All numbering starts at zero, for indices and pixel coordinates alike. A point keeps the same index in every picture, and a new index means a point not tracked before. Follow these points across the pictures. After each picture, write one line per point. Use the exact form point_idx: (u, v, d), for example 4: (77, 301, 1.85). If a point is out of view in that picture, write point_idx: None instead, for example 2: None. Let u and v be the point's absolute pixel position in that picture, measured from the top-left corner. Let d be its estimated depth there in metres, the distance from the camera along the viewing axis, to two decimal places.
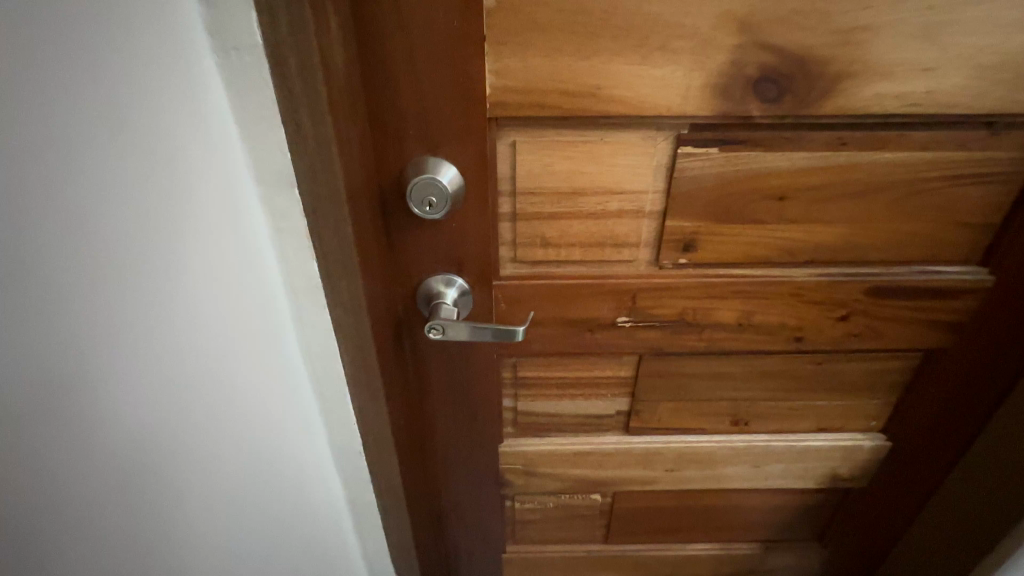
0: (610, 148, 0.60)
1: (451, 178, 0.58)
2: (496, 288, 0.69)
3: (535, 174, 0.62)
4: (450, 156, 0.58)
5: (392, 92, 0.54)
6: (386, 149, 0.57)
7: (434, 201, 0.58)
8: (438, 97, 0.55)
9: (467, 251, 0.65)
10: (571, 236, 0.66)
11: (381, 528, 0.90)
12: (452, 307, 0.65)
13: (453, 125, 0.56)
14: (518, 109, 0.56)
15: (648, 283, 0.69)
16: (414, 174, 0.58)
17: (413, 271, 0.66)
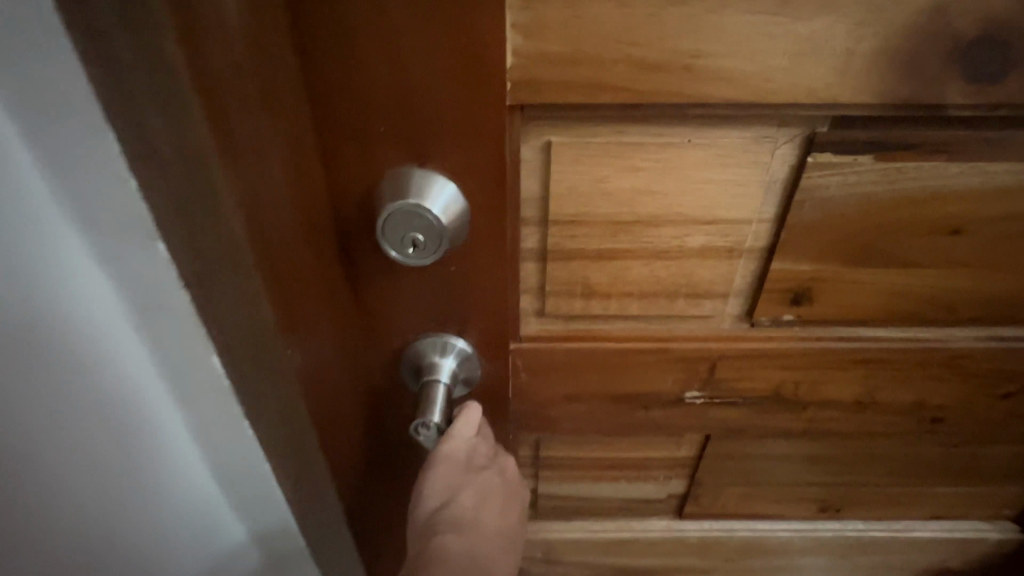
0: (702, 154, 0.38)
1: (447, 202, 0.36)
2: (514, 351, 0.48)
3: (579, 193, 0.40)
4: (446, 169, 0.36)
5: (340, 63, 0.32)
6: (342, 156, 0.35)
7: (419, 240, 0.37)
8: (421, 68, 0.32)
9: (472, 302, 0.43)
10: (628, 283, 0.45)
11: None
12: (445, 387, 0.45)
13: (448, 116, 0.34)
14: (560, 89, 0.34)
15: (733, 348, 0.48)
16: (385, 197, 0.36)
17: (393, 334, 0.44)
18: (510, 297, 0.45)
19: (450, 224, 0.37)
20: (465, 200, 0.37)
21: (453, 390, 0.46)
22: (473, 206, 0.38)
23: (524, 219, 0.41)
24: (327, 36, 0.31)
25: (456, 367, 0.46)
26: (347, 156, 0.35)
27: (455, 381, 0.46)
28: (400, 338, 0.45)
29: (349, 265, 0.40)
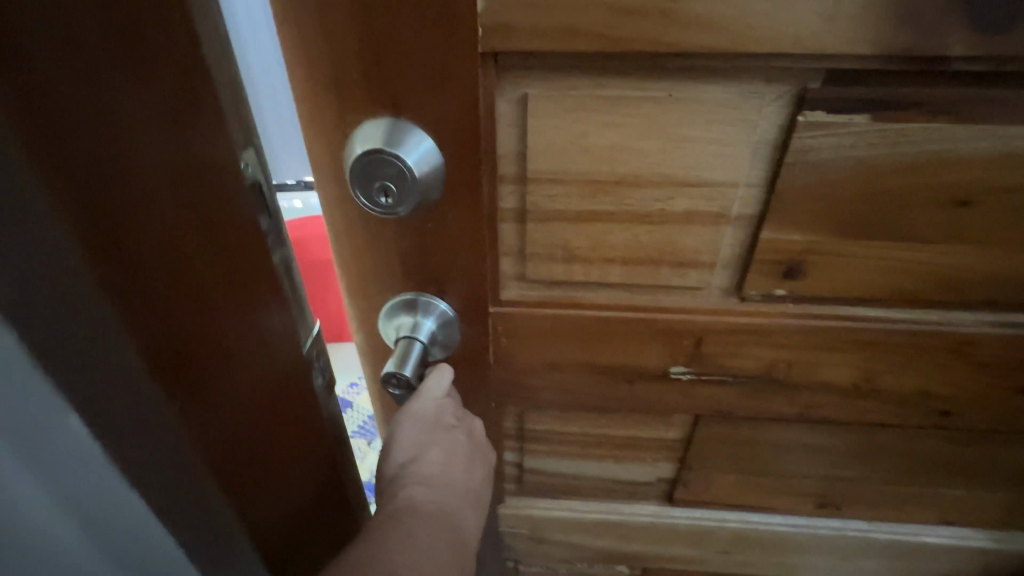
0: (685, 111, 0.36)
1: (417, 151, 0.36)
2: (493, 315, 0.48)
3: (558, 150, 0.39)
4: (418, 118, 0.36)
5: (316, 11, 0.33)
6: (323, 107, 0.37)
7: (390, 189, 0.37)
8: (392, 17, 0.32)
9: (450, 261, 0.43)
10: (609, 248, 0.44)
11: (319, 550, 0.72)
12: (419, 345, 0.45)
13: (419, 68, 0.34)
14: (533, 36, 0.33)
15: (720, 322, 0.47)
16: (359, 144, 0.36)
17: (377, 288, 0.46)
18: (489, 258, 0.44)
19: (420, 176, 0.37)
20: (438, 154, 0.37)
21: (429, 350, 0.47)
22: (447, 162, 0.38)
23: (502, 177, 0.41)
24: None
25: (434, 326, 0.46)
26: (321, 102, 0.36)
27: (431, 341, 0.47)
28: (382, 293, 0.46)
29: (336, 217, 0.42)
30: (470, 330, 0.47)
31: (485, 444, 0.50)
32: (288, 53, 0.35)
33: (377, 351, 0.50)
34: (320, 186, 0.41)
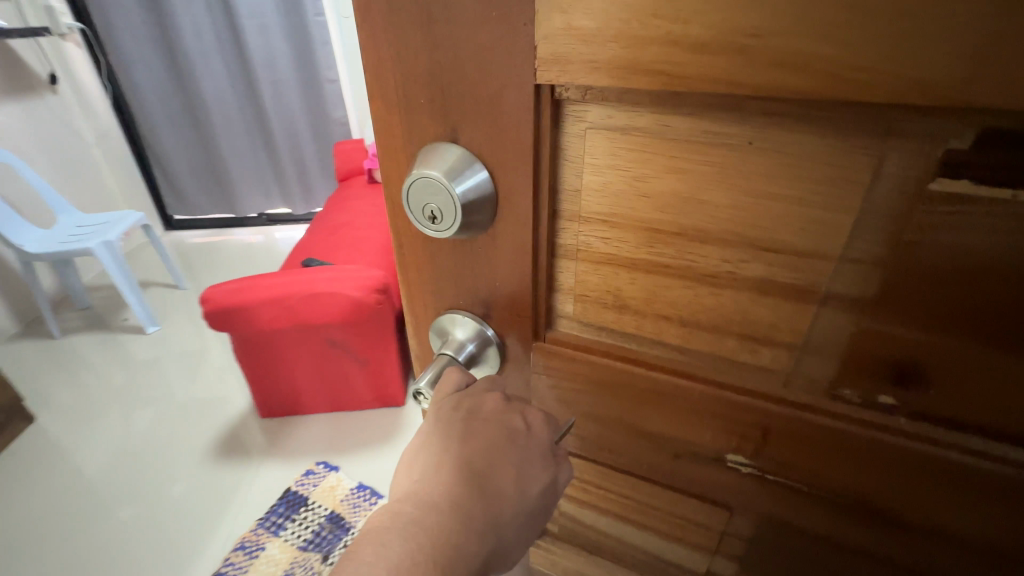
0: (772, 161, 0.30)
1: (466, 181, 0.36)
2: (535, 348, 0.45)
3: (614, 191, 0.36)
4: (472, 147, 0.36)
5: (393, 43, 0.35)
6: (395, 130, 0.39)
7: (437, 212, 0.38)
8: (457, 46, 0.33)
9: (496, 285, 0.43)
10: (664, 304, 0.38)
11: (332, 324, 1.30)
12: (452, 361, 0.46)
13: (481, 95, 0.34)
14: (592, 69, 0.31)
15: (794, 418, 0.38)
16: (417, 166, 0.37)
17: (427, 301, 0.47)
18: (533, 291, 0.42)
19: (468, 202, 0.37)
20: (488, 181, 0.37)
21: (465, 367, 0.47)
22: (497, 190, 0.37)
23: (556, 211, 0.38)
24: (382, 14, 0.34)
25: (472, 346, 0.46)
26: (397, 125, 0.38)
27: (468, 359, 0.47)
28: (430, 304, 0.47)
29: (398, 230, 0.45)
30: (509, 352, 0.47)
31: (504, 416, 0.44)
32: (369, 76, 0.38)
33: (428, 355, 0.52)
34: (387, 199, 0.43)
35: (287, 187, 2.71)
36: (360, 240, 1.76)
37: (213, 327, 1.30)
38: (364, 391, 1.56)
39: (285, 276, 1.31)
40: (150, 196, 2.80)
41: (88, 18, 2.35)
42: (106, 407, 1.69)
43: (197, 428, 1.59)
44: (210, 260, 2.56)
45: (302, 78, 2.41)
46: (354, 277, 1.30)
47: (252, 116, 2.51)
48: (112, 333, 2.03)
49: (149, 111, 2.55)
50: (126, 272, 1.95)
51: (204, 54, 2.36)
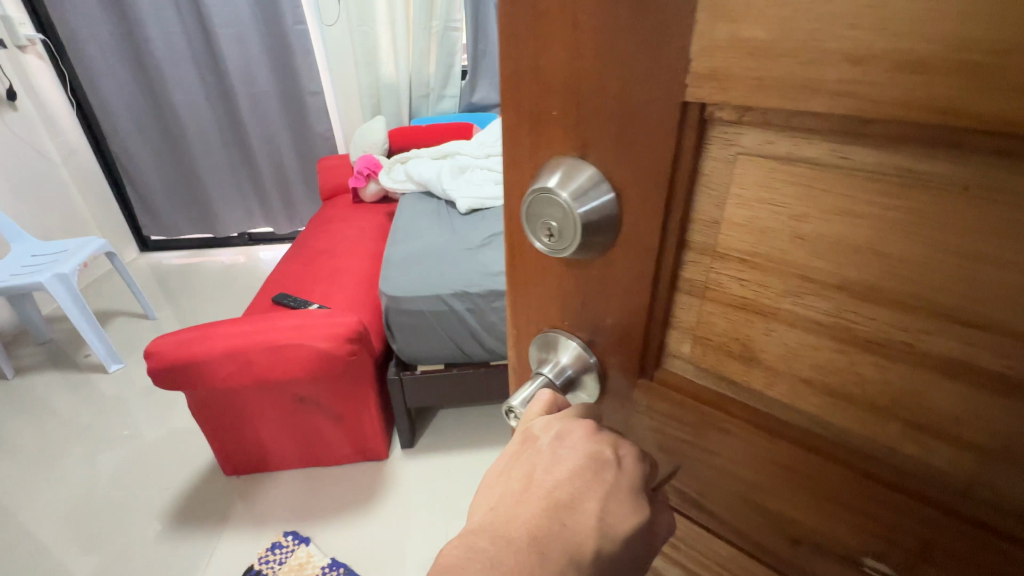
0: (996, 212, 0.23)
1: (591, 203, 0.33)
2: (639, 385, 0.42)
3: (759, 230, 0.31)
4: (602, 168, 0.33)
5: (530, 51, 0.33)
6: (523, 139, 0.37)
7: (555, 227, 0.35)
8: (597, 56, 0.30)
9: (607, 314, 0.39)
10: (807, 367, 0.32)
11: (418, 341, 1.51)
12: (545, 381, 0.44)
13: (619, 111, 0.31)
14: (756, 87, 0.27)
15: (971, 541, 0.30)
16: (541, 178, 0.35)
17: (529, 317, 0.46)
18: (647, 324, 0.38)
19: (592, 224, 0.34)
20: (613, 202, 0.33)
21: (561, 391, 0.45)
22: (622, 213, 0.34)
23: (685, 242, 0.34)
24: (525, 30, 0.33)
25: (572, 370, 0.44)
26: (524, 143, 0.37)
27: (565, 384, 0.44)
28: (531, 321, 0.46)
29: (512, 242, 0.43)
30: (610, 384, 0.43)
31: (586, 440, 0.40)
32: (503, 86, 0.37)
33: (525, 368, 0.51)
34: (505, 212, 0.43)
35: (269, 207, 3.30)
36: (335, 279, 1.85)
37: (168, 385, 1.29)
38: (337, 438, 1.60)
39: (244, 326, 1.31)
40: (122, 212, 3.35)
41: (51, 33, 2.79)
42: (71, 448, 1.98)
43: (158, 482, 1.80)
44: (188, 282, 3.21)
45: (280, 89, 2.91)
46: (322, 326, 1.30)
47: (228, 126, 3.02)
48: (75, 372, 2.35)
49: (121, 129, 3.01)
50: (83, 306, 2.13)
51: (178, 71, 2.82)
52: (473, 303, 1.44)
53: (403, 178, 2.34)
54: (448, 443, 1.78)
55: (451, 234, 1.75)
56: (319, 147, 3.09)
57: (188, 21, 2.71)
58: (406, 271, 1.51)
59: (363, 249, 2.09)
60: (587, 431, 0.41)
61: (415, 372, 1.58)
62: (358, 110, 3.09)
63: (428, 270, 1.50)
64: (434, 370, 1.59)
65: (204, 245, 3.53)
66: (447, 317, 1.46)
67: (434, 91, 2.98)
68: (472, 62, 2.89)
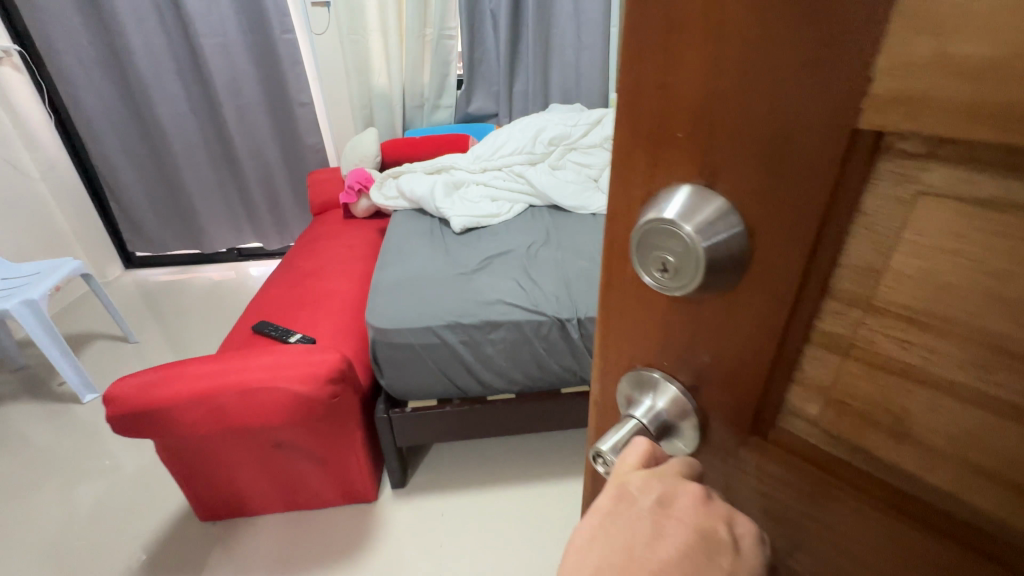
0: None
1: (720, 237, 0.28)
2: (748, 444, 0.36)
3: (938, 286, 0.25)
4: (737, 202, 0.28)
5: (658, 56, 0.28)
6: (636, 155, 0.32)
7: (672, 260, 0.29)
8: (746, 66, 0.25)
9: (718, 361, 0.34)
10: (982, 451, 0.27)
11: (406, 375, 1.48)
12: (635, 427, 0.38)
13: (767, 134, 0.26)
14: (961, 118, 0.21)
15: None
16: (654, 204, 0.30)
17: (619, 349, 0.41)
18: (768, 373, 0.33)
19: (720, 265, 0.28)
20: (741, 239, 0.28)
21: (655, 442, 0.38)
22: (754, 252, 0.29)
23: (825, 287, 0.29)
24: (651, 39, 0.28)
25: (669, 419, 0.38)
26: (636, 166, 0.32)
27: (661, 433, 0.38)
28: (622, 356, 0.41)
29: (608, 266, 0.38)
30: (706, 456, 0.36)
31: (694, 504, 0.32)
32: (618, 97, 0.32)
33: (608, 408, 0.46)
34: (604, 238, 0.38)
35: (259, 222, 3.21)
36: (318, 307, 1.81)
37: (131, 435, 1.22)
38: (321, 483, 1.50)
39: (214, 367, 1.25)
40: (105, 230, 3.21)
41: (28, 44, 2.66)
42: (44, 482, 1.85)
43: (138, 521, 1.68)
44: (173, 300, 3.10)
45: (270, 101, 2.82)
46: (295, 366, 1.26)
47: (215, 138, 2.92)
48: (46, 403, 2.21)
49: (103, 143, 2.88)
50: (56, 335, 2.01)
51: (161, 81, 2.71)
52: (467, 335, 1.43)
53: (395, 195, 2.26)
54: (448, 475, 1.69)
55: (444, 258, 1.71)
56: (310, 159, 3.01)
57: (171, 30, 2.62)
58: (397, 299, 1.49)
59: (353, 271, 2.06)
60: (693, 494, 0.33)
61: (404, 411, 1.53)
62: (349, 121, 3.00)
63: (420, 299, 1.48)
64: (426, 407, 1.55)
65: (192, 261, 3.42)
66: (439, 350, 1.44)
67: (428, 101, 2.90)
68: (467, 72, 2.82)
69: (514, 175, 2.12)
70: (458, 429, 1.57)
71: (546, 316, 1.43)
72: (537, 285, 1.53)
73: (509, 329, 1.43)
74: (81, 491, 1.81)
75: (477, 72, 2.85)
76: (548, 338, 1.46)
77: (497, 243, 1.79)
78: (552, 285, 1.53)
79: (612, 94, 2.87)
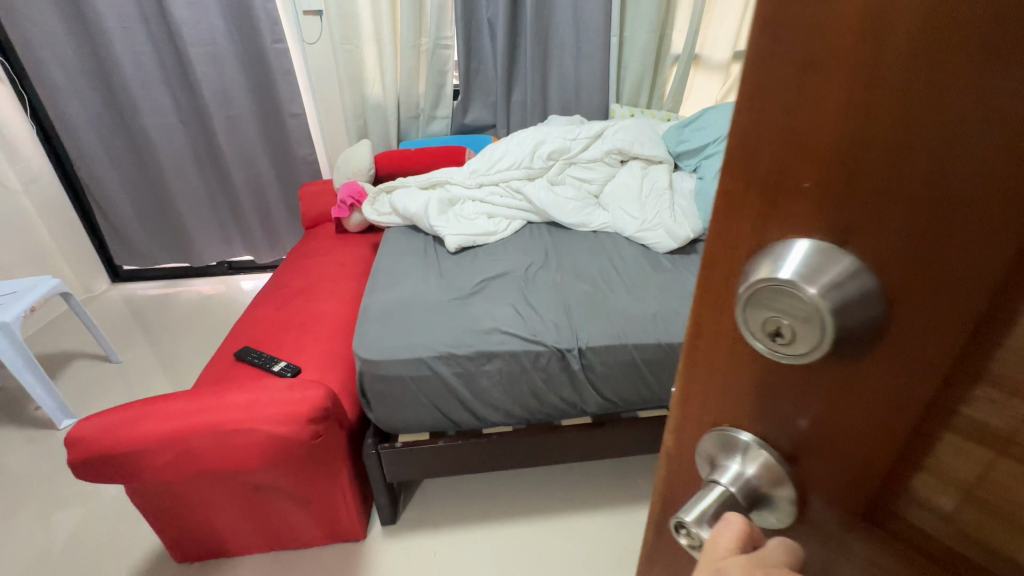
0: None
1: (850, 302, 0.23)
2: (856, 533, 0.30)
3: None
4: (882, 258, 0.22)
5: (790, 79, 0.23)
6: (746, 204, 0.27)
7: (791, 327, 0.24)
8: (914, 121, 0.20)
9: (827, 436, 0.28)
10: None
11: (396, 407, 1.39)
12: (722, 496, 0.31)
13: (937, 198, 0.21)
14: None
15: None
16: (767, 257, 0.25)
17: (701, 404, 0.36)
18: (898, 459, 0.27)
19: (851, 334, 0.23)
20: (877, 308, 0.23)
21: (744, 512, 0.32)
22: (894, 323, 0.23)
23: (977, 369, 0.23)
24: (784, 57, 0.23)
25: (762, 489, 0.31)
26: (749, 203, 0.27)
27: (754, 503, 0.32)
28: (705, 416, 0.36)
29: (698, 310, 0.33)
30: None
31: None
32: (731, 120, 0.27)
33: (685, 461, 0.40)
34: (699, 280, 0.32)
35: (250, 235, 3.12)
36: (307, 330, 1.72)
37: (95, 479, 1.13)
38: (305, 523, 1.40)
39: (187, 406, 1.17)
40: (91, 243, 3.12)
41: (10, 52, 2.58)
42: (13, 515, 1.75)
43: (112, 559, 1.58)
44: (161, 314, 3.01)
45: (261, 112, 2.75)
46: (272, 404, 1.17)
47: (204, 150, 2.84)
48: (22, 427, 2.11)
49: (87, 154, 2.79)
50: (30, 358, 1.93)
51: (149, 91, 2.63)
52: (461, 367, 1.34)
53: (388, 210, 2.18)
54: (442, 509, 1.60)
55: (438, 279, 1.62)
56: (302, 171, 2.94)
57: (158, 39, 2.54)
58: (386, 329, 1.39)
59: (345, 290, 1.97)
60: None
61: (394, 445, 1.43)
62: (343, 132, 2.93)
63: (411, 328, 1.39)
64: (417, 442, 1.45)
65: (181, 274, 3.33)
66: (430, 383, 1.36)
67: (424, 112, 2.83)
68: (463, 82, 2.75)
69: (512, 191, 2.04)
70: (452, 463, 1.48)
71: (544, 346, 1.35)
72: (535, 311, 1.45)
73: (506, 359, 1.35)
74: (58, 519, 1.72)
75: (474, 83, 2.79)
76: (547, 370, 1.37)
77: (494, 264, 1.71)
78: (551, 312, 1.45)
79: (612, 105, 2.79)
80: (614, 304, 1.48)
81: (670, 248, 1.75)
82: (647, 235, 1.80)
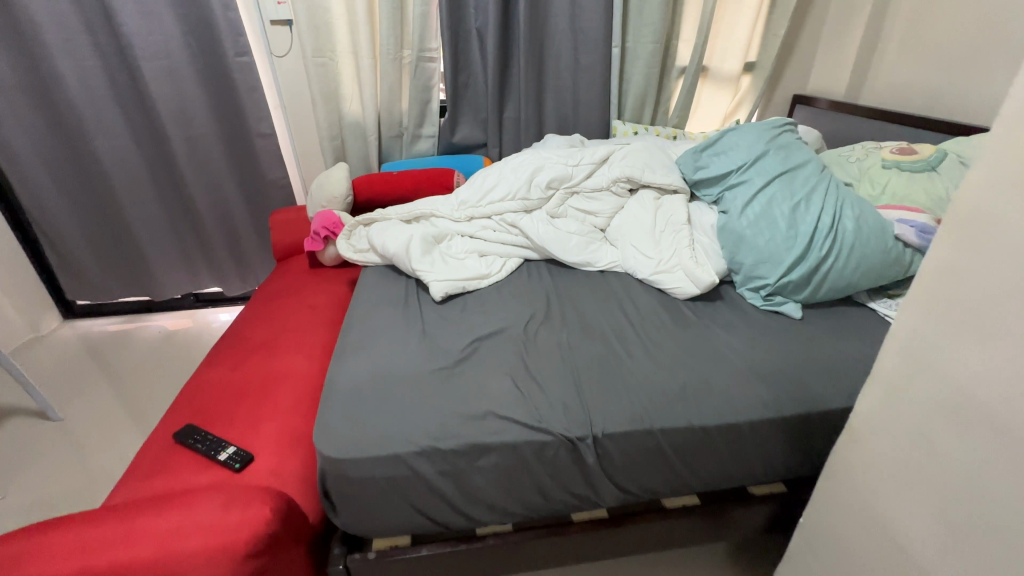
0: None
1: None
2: None
3: None
4: None
5: None
6: None
7: None
8: None
9: None
10: None
11: (368, 511, 1.12)
12: None
13: None
14: None
15: None
16: None
17: None
18: None
19: None
20: None
21: None
22: None
23: None
24: None
25: None
26: None
27: None
28: None
29: None
30: None
31: None
32: None
33: None
34: None
35: (220, 266, 2.85)
36: (264, 399, 1.44)
37: None
38: None
39: (88, 537, 0.89)
40: (38, 275, 2.81)
41: None
42: None
43: None
44: (115, 354, 2.70)
45: (227, 132, 2.48)
46: (202, 527, 0.91)
47: (164, 174, 2.57)
48: None
49: (30, 180, 2.49)
50: None
51: (99, 112, 2.36)
52: (447, 464, 1.08)
53: (365, 246, 1.91)
54: None
55: (421, 340, 1.36)
56: (273, 196, 2.66)
57: (108, 54, 2.26)
58: (355, 415, 1.12)
59: (314, 343, 1.70)
60: None
61: (367, 556, 1.15)
62: (318, 153, 2.65)
63: (385, 414, 1.12)
64: (396, 549, 1.17)
65: (142, 308, 3.03)
66: (409, 483, 1.09)
67: (407, 130, 2.56)
68: (451, 99, 2.50)
69: (507, 225, 1.79)
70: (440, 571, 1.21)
71: (551, 436, 1.08)
72: (538, 385, 1.19)
73: (503, 453, 1.08)
74: None
75: (463, 99, 2.53)
76: (554, 462, 1.11)
77: (487, 318, 1.45)
78: (558, 385, 1.19)
79: (614, 121, 2.55)
80: (632, 373, 1.22)
81: (692, 294, 1.50)
82: (665, 278, 1.54)
